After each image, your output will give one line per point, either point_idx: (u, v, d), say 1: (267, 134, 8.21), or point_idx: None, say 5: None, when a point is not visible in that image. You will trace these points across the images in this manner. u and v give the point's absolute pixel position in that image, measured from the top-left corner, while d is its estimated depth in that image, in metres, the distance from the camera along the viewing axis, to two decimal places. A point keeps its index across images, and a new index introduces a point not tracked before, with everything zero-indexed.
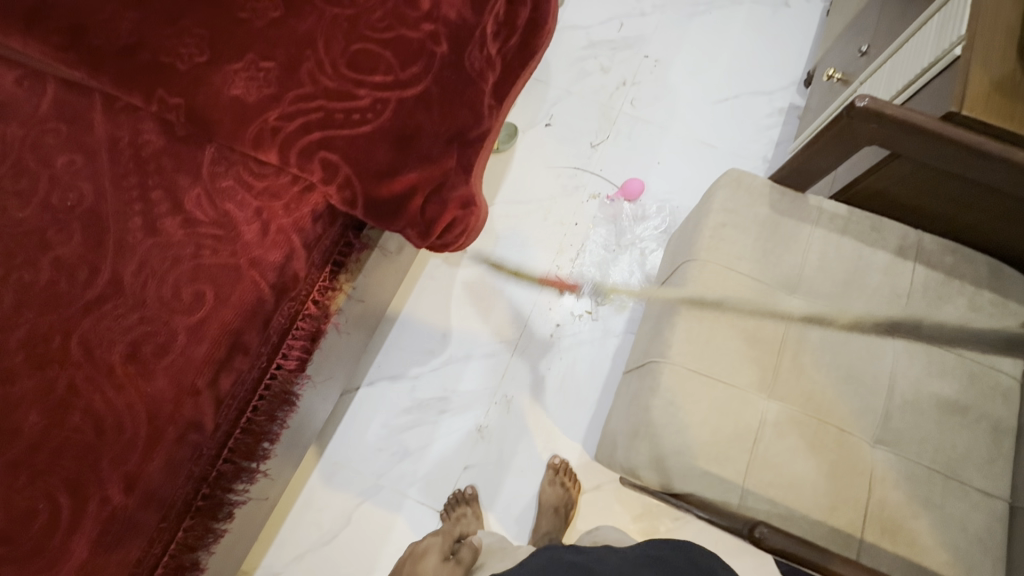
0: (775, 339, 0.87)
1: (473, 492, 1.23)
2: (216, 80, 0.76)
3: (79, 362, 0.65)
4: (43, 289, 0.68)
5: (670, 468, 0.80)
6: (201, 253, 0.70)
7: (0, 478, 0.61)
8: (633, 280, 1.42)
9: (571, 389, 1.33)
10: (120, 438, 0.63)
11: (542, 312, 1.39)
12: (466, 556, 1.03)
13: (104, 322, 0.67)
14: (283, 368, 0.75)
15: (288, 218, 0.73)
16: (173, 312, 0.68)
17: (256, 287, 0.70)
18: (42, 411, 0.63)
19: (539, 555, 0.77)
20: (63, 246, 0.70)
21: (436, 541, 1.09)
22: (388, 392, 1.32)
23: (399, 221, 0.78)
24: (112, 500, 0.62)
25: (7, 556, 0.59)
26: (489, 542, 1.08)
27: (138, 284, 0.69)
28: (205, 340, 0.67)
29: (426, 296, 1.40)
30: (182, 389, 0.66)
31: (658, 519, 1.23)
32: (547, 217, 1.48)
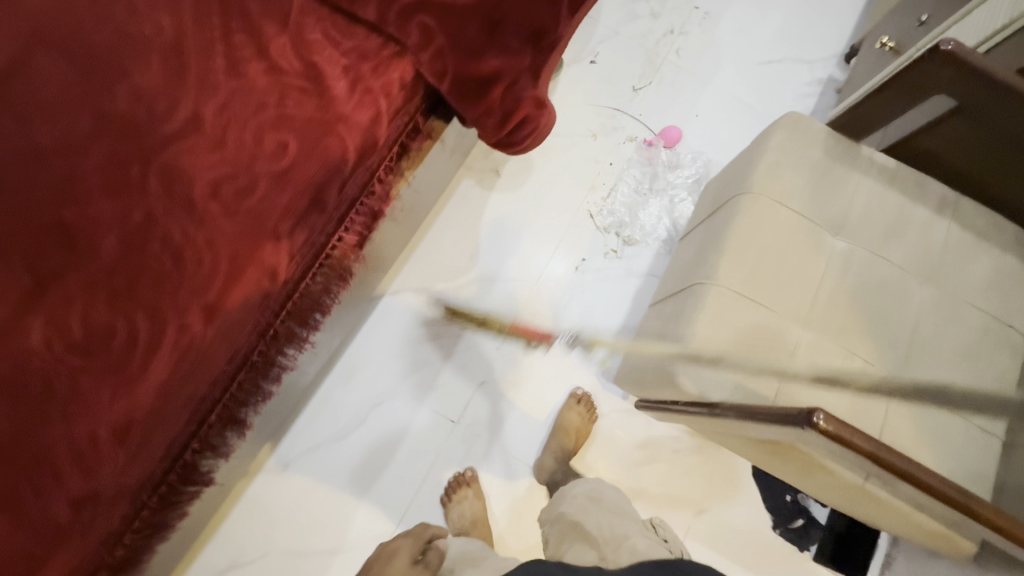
0: (816, 273, 0.91)
1: (473, 473, 1.23)
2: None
3: (157, 194, 0.63)
4: (119, 116, 0.66)
5: (707, 378, 0.84)
6: (287, 103, 0.68)
7: (75, 294, 0.60)
8: (660, 226, 1.44)
9: (591, 320, 1.37)
10: (200, 270, 0.62)
11: (570, 245, 1.42)
12: (434, 560, 1.04)
13: (184, 158, 0.65)
14: (345, 241, 0.81)
15: (377, 81, 0.71)
16: (255, 157, 0.66)
17: (341, 145, 0.69)
18: (117, 237, 0.62)
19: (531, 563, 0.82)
20: (142, 76, 0.67)
21: (406, 542, 1.08)
22: (413, 304, 1.34)
23: (477, 107, 0.79)
24: (191, 328, 0.61)
25: (83, 368, 0.58)
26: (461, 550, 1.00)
27: (219, 126, 0.67)
28: (288, 189, 0.66)
29: (457, 216, 1.41)
30: (263, 233, 0.65)
31: (660, 449, 1.30)
32: (584, 153, 1.48)
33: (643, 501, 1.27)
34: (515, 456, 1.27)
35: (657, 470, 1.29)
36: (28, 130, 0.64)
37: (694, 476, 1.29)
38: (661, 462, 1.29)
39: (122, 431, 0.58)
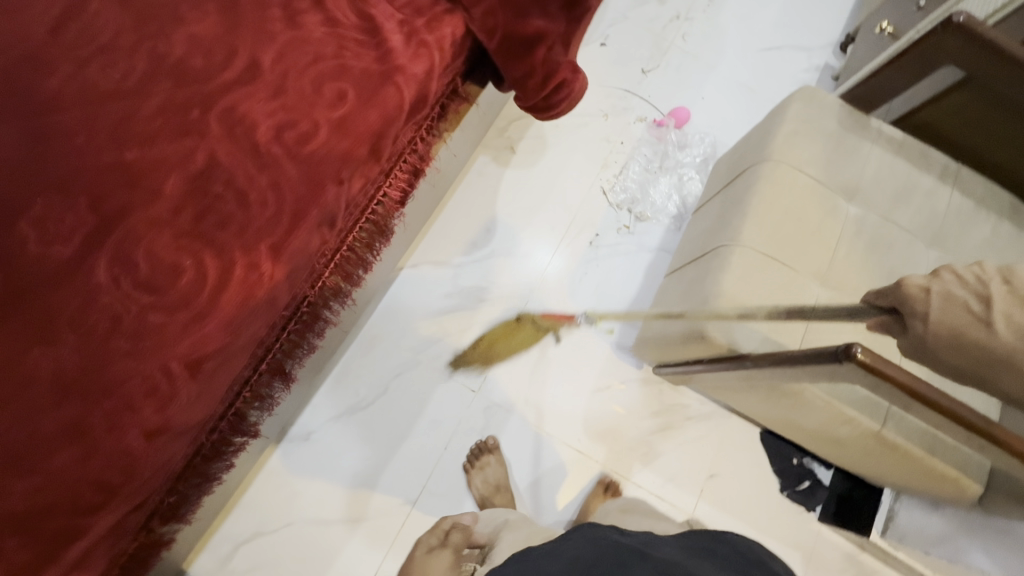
0: (832, 235, 0.96)
1: (495, 441, 1.25)
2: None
3: (219, 138, 0.64)
4: (178, 61, 0.66)
5: (736, 330, 0.88)
6: (345, 54, 0.69)
7: (141, 232, 0.60)
8: (670, 202, 1.48)
9: (607, 294, 1.40)
10: (265, 212, 0.63)
11: (584, 221, 1.45)
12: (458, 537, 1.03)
13: (245, 104, 0.65)
14: (388, 198, 0.82)
15: (430, 35, 0.73)
16: (315, 104, 0.67)
17: (398, 97, 0.71)
18: (181, 179, 0.62)
19: (582, 530, 0.80)
20: (198, 23, 0.68)
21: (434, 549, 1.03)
22: (432, 276, 1.35)
23: (520, 67, 0.82)
24: (260, 268, 0.63)
25: (153, 305, 0.58)
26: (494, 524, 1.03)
27: (277, 74, 0.67)
28: (348, 136, 0.68)
29: (473, 190, 1.43)
30: (325, 178, 0.66)
31: (674, 417, 1.35)
32: (596, 132, 1.52)
33: (658, 465, 1.31)
34: (532, 429, 1.29)
35: (672, 437, 1.33)
36: (84, 74, 0.64)
37: (706, 443, 1.34)
38: (676, 429, 1.33)
39: (193, 364, 0.59)
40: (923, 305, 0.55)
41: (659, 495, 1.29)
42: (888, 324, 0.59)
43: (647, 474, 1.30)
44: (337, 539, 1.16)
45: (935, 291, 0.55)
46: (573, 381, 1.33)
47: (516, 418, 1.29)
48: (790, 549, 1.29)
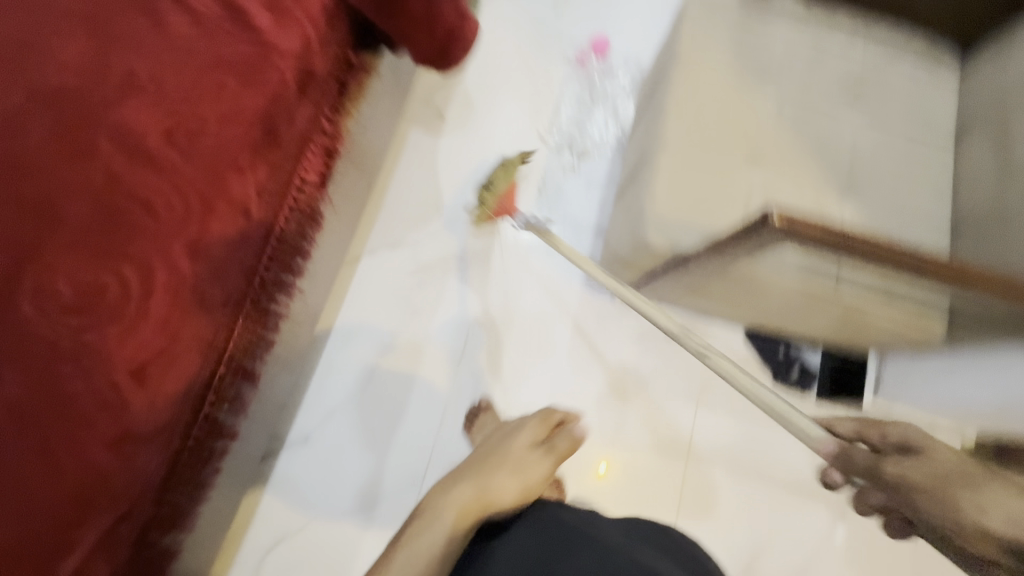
0: (755, 118, 0.97)
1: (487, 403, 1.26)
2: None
3: (109, 152, 0.64)
4: (50, 87, 0.66)
5: (675, 228, 0.89)
6: (218, 45, 0.69)
7: (56, 259, 0.60)
8: (609, 133, 1.48)
9: (567, 237, 1.41)
10: (172, 215, 0.64)
11: (528, 172, 1.45)
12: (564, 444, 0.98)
13: (128, 113, 0.65)
14: (307, 183, 0.83)
15: (298, 8, 0.73)
16: (198, 100, 0.67)
17: (279, 76, 0.71)
18: (82, 200, 0.62)
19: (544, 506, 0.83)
20: (61, 46, 0.67)
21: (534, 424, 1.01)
22: (391, 259, 1.36)
23: (397, 20, 0.82)
24: (180, 267, 0.64)
25: (83, 327, 0.59)
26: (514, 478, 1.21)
27: (154, 78, 0.67)
28: (239, 124, 0.68)
29: (413, 166, 1.43)
30: (227, 170, 0.67)
31: (656, 338, 1.37)
32: (522, 82, 1.51)
33: (651, 387, 1.34)
34: (524, 383, 1.31)
35: (658, 358, 1.35)
36: None
37: (694, 356, 1.36)
38: (660, 349, 1.36)
39: (138, 373, 0.61)
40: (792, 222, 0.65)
41: (658, 415, 1.32)
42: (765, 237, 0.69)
43: (642, 397, 1.33)
44: (357, 527, 1.20)
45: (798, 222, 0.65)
46: (552, 327, 1.35)
47: (505, 375, 1.31)
48: (795, 434, 1.34)
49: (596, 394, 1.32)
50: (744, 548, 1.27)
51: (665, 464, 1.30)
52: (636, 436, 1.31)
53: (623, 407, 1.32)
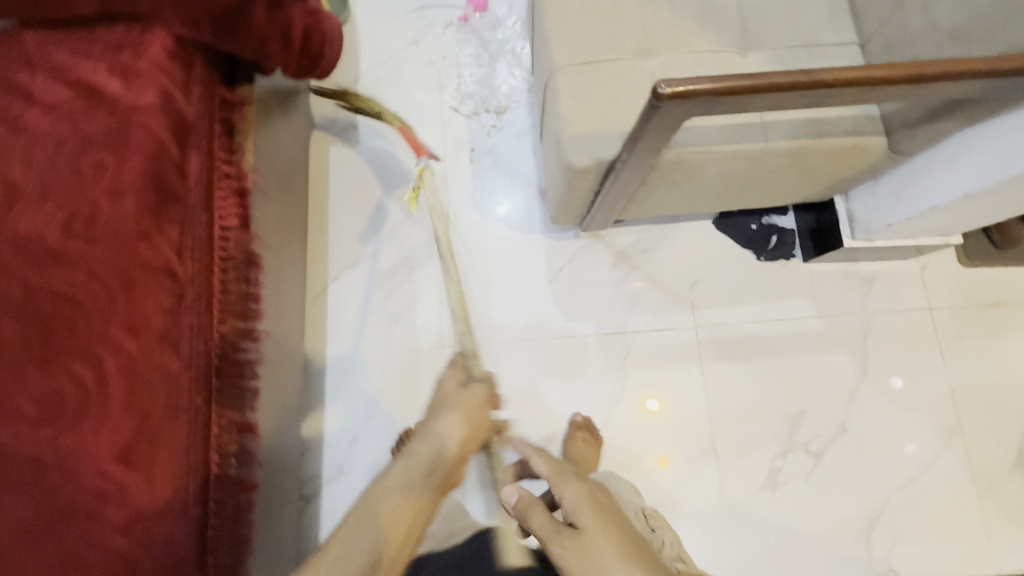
0: (635, 8, 0.95)
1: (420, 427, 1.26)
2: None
3: (18, 267, 0.64)
4: None
5: (594, 142, 0.89)
6: (78, 124, 0.68)
7: (9, 381, 0.61)
8: (517, 81, 1.47)
9: (514, 194, 1.41)
10: (101, 302, 0.64)
11: (455, 146, 1.44)
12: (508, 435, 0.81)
13: (24, 221, 0.66)
14: (230, 228, 0.83)
15: (144, 60, 0.71)
16: (82, 183, 0.67)
17: (149, 132, 0.69)
18: (10, 319, 0.63)
19: None
20: None
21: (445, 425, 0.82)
22: (355, 277, 1.36)
23: (252, 39, 0.78)
24: (126, 347, 0.63)
25: (59, 433, 0.61)
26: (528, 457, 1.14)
27: (33, 179, 0.67)
28: (128, 192, 0.67)
29: (344, 183, 1.42)
30: (130, 238, 0.66)
31: (631, 258, 1.37)
32: (417, 62, 1.48)
33: (643, 304, 1.34)
34: (523, 345, 1.32)
35: (640, 275, 1.36)
36: None
37: (673, 260, 1.37)
38: (638, 265, 1.36)
39: (125, 459, 0.61)
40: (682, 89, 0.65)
41: (658, 328, 1.33)
42: (664, 117, 0.70)
43: (638, 318, 1.34)
44: None
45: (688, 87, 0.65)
46: (529, 284, 1.36)
47: (502, 345, 1.32)
48: (792, 298, 1.35)
49: (593, 330, 1.33)
50: (780, 419, 1.29)
51: (680, 370, 1.31)
52: (644, 356, 1.32)
53: (622, 333, 1.33)
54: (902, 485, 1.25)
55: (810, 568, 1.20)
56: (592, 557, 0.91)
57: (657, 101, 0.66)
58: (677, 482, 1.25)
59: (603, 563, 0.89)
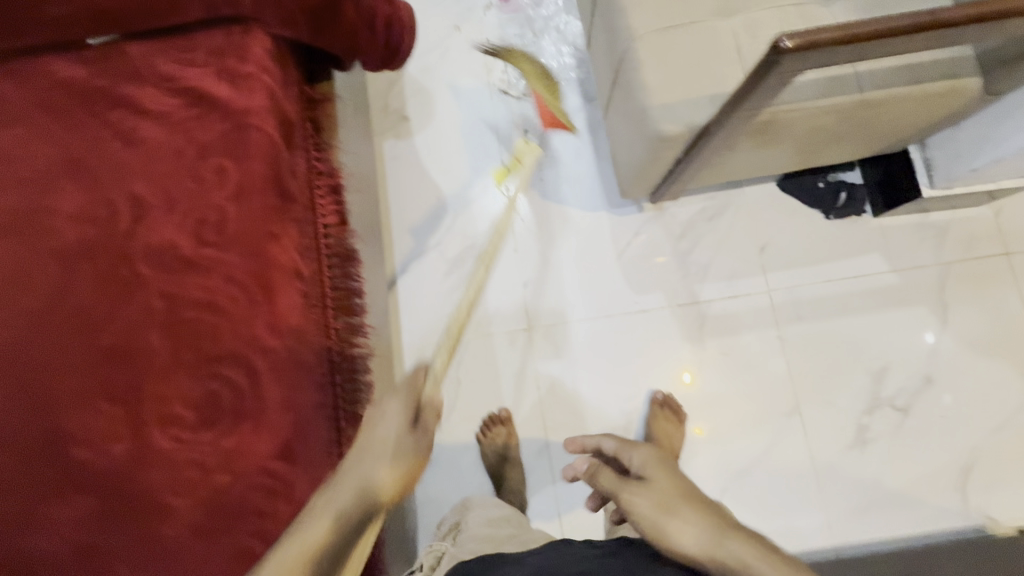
0: None
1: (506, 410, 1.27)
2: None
3: (158, 278, 0.66)
4: (77, 244, 0.67)
5: (683, 109, 0.87)
6: (196, 134, 0.69)
7: (164, 389, 0.63)
8: (564, 57, 1.44)
9: (572, 172, 1.40)
10: (242, 306, 0.65)
11: (507, 129, 1.42)
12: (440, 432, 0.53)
13: (156, 233, 0.67)
14: (330, 226, 0.83)
15: (248, 64, 0.71)
16: (206, 191, 0.68)
17: (265, 135, 0.70)
18: (158, 329, 0.65)
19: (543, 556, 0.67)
20: (66, 203, 0.68)
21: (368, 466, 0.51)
22: (423, 268, 1.35)
23: (340, 33, 0.77)
24: (273, 347, 0.65)
25: (219, 435, 0.62)
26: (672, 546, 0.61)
27: (158, 191, 0.68)
28: (254, 197, 0.68)
29: (400, 175, 1.41)
30: (263, 242, 0.67)
31: (697, 226, 1.36)
32: (460, 47, 1.47)
33: (713, 273, 1.33)
34: (597, 322, 1.32)
35: (708, 243, 1.35)
36: (18, 306, 0.66)
37: (740, 226, 1.35)
38: (704, 234, 1.35)
39: (286, 455, 0.63)
40: (805, 40, 0.63)
41: (731, 296, 1.32)
42: (780, 71, 0.68)
43: (710, 286, 1.33)
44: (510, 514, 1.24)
45: (811, 37, 0.63)
46: (596, 261, 1.35)
47: (577, 324, 1.32)
48: (866, 254, 1.33)
49: (665, 303, 1.32)
50: (863, 377, 1.28)
51: (756, 336, 1.30)
52: (716, 324, 1.31)
53: (695, 303, 1.32)
54: (993, 433, 1.24)
55: (907, 521, 1.20)
56: (660, 523, 0.59)
57: (779, 55, 0.65)
58: (764, 447, 1.25)
59: (676, 527, 0.58)
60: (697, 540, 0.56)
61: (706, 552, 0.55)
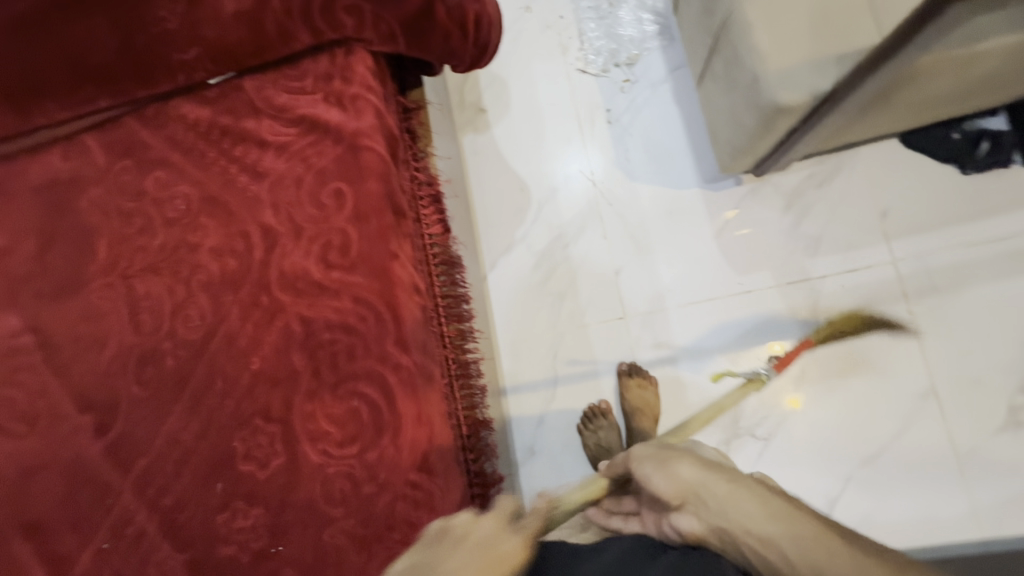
0: None
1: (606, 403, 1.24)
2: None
3: (294, 303, 0.70)
4: (222, 275, 0.73)
5: (803, 75, 0.79)
6: (312, 161, 0.72)
7: (311, 406, 0.68)
8: (645, 24, 1.36)
9: (662, 148, 1.32)
10: (371, 325, 0.68)
11: (588, 110, 1.37)
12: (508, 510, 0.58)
13: (288, 260, 0.71)
14: (435, 235, 0.84)
15: (353, 86, 0.72)
16: (328, 216, 0.71)
17: (376, 155, 0.71)
18: (298, 351, 0.69)
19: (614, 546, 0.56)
20: (208, 238, 0.74)
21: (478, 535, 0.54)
22: (513, 263, 1.35)
23: (438, 38, 0.76)
24: (402, 364, 0.67)
25: (364, 448, 0.66)
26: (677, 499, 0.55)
27: (285, 220, 0.72)
28: (371, 217, 0.70)
29: (483, 170, 1.40)
30: (383, 261, 0.69)
31: (805, 194, 1.24)
32: (533, 29, 1.41)
33: (827, 244, 1.22)
34: (699, 306, 1.26)
35: (817, 213, 1.23)
36: (179, 335, 0.73)
37: (856, 190, 1.22)
38: (813, 203, 1.23)
39: (425, 466, 0.66)
40: None
41: (847, 269, 1.21)
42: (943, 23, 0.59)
43: (823, 261, 1.22)
44: None
45: None
46: (693, 241, 1.28)
47: (677, 309, 1.26)
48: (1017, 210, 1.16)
49: (772, 281, 1.23)
50: (1015, 350, 1.13)
51: (882, 312, 1.18)
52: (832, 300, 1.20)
53: (807, 279, 1.22)
54: None
55: None
56: (667, 459, 0.59)
57: None
58: (895, 429, 1.15)
59: (676, 463, 0.58)
60: (697, 472, 0.56)
61: (701, 480, 0.55)
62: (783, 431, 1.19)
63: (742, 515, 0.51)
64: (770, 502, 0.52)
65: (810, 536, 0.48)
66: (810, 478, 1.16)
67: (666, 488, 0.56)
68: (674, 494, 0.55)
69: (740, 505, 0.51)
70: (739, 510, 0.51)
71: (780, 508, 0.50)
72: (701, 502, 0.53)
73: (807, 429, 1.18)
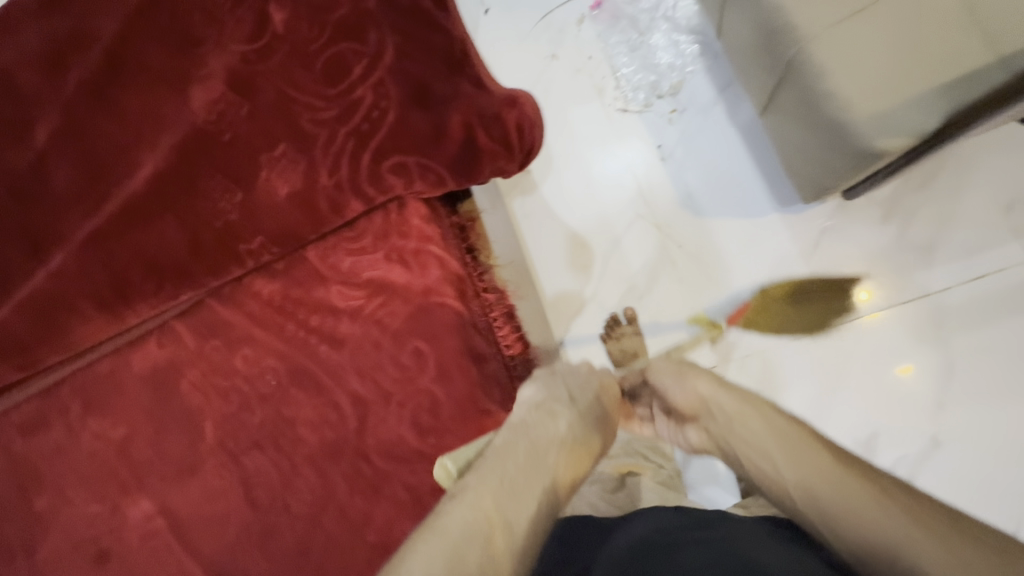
0: None
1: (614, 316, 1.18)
2: (262, 183, 0.73)
3: (396, 470, 0.70)
4: (322, 447, 0.73)
5: (903, 116, 0.69)
6: (386, 323, 0.72)
7: None
8: (681, 49, 1.27)
9: (725, 175, 1.22)
10: None
11: (638, 149, 1.27)
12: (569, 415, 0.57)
13: (383, 427, 0.71)
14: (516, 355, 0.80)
15: (410, 242, 0.73)
16: (413, 377, 0.71)
17: (448, 309, 0.71)
18: (409, 518, 0.70)
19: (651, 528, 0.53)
20: (301, 411, 0.75)
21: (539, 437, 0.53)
22: (587, 326, 1.23)
23: (486, 167, 0.72)
24: None
25: None
26: (689, 404, 0.58)
27: (371, 386, 0.72)
28: (454, 375, 0.70)
29: (536, 232, 1.29)
30: (475, 416, 0.69)
31: (904, 200, 1.10)
32: (563, 77, 1.32)
33: (943, 253, 1.07)
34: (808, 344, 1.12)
35: (924, 217, 1.09)
36: (294, 511, 0.74)
37: (966, 183, 1.07)
38: (918, 210, 1.09)
39: None
40: None
41: (973, 277, 1.06)
42: None
43: (942, 272, 1.07)
44: None
45: None
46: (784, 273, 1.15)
47: (788, 352, 1.11)
48: None
49: (875, 299, 1.10)
50: None
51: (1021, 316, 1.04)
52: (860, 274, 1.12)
53: (926, 296, 1.07)
54: None
55: None
56: (684, 370, 0.60)
57: None
58: None
59: (694, 376, 0.59)
60: (713, 386, 0.56)
61: (714, 398, 0.56)
62: (936, 465, 1.04)
63: (747, 435, 0.51)
64: (779, 424, 0.51)
65: (807, 466, 0.46)
66: (987, 505, 1.00)
67: (681, 400, 0.59)
68: (690, 406, 0.59)
69: (747, 425, 0.51)
70: (747, 430, 0.51)
71: (788, 430, 0.50)
72: (711, 417, 0.55)
73: (964, 460, 1.03)
